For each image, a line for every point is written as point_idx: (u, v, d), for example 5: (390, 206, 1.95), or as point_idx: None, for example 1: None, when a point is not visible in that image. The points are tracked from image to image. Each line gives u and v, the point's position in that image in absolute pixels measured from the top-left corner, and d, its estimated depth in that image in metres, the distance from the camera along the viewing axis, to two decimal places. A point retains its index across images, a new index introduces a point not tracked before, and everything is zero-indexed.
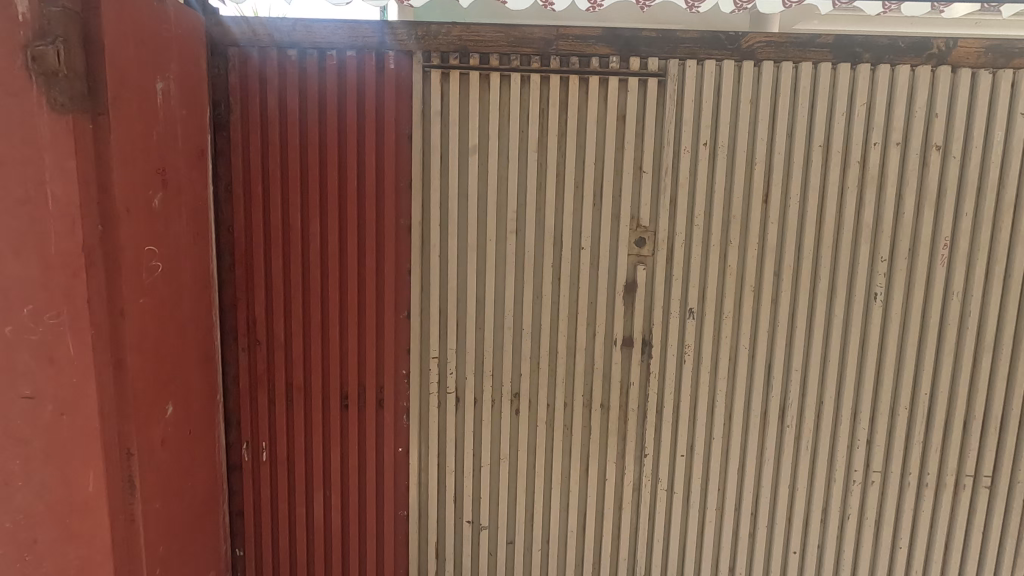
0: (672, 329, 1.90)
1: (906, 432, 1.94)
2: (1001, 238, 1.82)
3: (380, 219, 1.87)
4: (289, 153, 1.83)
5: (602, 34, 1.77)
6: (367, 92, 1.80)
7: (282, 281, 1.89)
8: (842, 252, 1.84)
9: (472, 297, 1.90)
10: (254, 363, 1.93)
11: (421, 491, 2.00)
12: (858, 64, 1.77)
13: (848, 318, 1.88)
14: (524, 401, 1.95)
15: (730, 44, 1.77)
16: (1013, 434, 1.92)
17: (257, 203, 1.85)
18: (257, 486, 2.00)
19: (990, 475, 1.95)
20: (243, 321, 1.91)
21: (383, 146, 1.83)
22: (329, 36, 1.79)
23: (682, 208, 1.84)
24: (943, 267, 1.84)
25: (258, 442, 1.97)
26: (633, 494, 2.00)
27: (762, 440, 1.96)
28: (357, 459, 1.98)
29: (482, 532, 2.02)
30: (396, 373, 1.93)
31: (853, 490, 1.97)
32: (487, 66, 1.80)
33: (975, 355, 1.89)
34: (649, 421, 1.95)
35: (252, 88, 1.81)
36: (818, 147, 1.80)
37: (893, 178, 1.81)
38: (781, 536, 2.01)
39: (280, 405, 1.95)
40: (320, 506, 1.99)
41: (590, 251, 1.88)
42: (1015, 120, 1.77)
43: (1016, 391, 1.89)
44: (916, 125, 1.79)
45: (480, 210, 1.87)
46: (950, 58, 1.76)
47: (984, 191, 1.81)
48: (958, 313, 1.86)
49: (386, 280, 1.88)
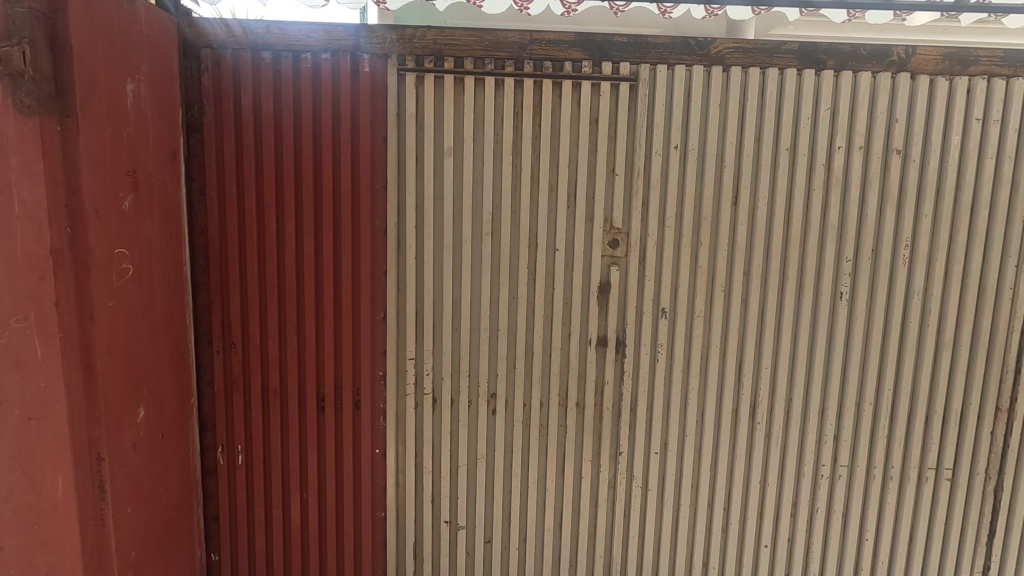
0: (645, 328, 1.93)
1: (871, 427, 2.00)
2: (959, 239, 1.89)
3: (356, 221, 1.87)
4: (264, 156, 1.82)
5: (576, 39, 1.80)
6: (342, 95, 1.81)
7: (258, 284, 1.88)
8: (809, 253, 1.89)
9: (448, 298, 1.91)
10: (229, 366, 1.92)
11: (399, 491, 2.01)
12: (822, 70, 1.82)
13: (815, 315, 1.93)
14: (500, 401, 1.98)
15: (699, 50, 1.81)
16: (972, 428, 1.99)
17: (231, 204, 1.84)
18: (232, 490, 1.99)
19: (951, 468, 2.01)
20: (218, 324, 1.90)
21: (358, 149, 1.84)
22: (304, 39, 1.79)
23: (654, 210, 1.88)
24: (904, 267, 1.90)
25: (234, 445, 1.96)
26: (607, 492, 2.03)
27: (734, 436, 2.01)
28: (333, 460, 1.98)
29: (460, 532, 2.04)
30: (372, 374, 1.94)
31: (821, 483, 2.03)
32: (461, 69, 1.81)
33: (936, 352, 1.95)
34: (623, 419, 1.98)
35: (225, 90, 1.80)
36: (785, 150, 1.86)
37: (857, 181, 1.87)
38: (752, 531, 2.06)
39: (256, 408, 1.94)
40: (297, 509, 1.99)
41: (565, 252, 1.90)
42: (971, 125, 1.84)
43: (973, 386, 1.96)
44: (878, 129, 1.85)
45: (456, 211, 1.89)
46: (910, 65, 1.81)
47: (942, 192, 1.88)
48: (919, 312, 1.93)
49: (362, 282, 1.89)
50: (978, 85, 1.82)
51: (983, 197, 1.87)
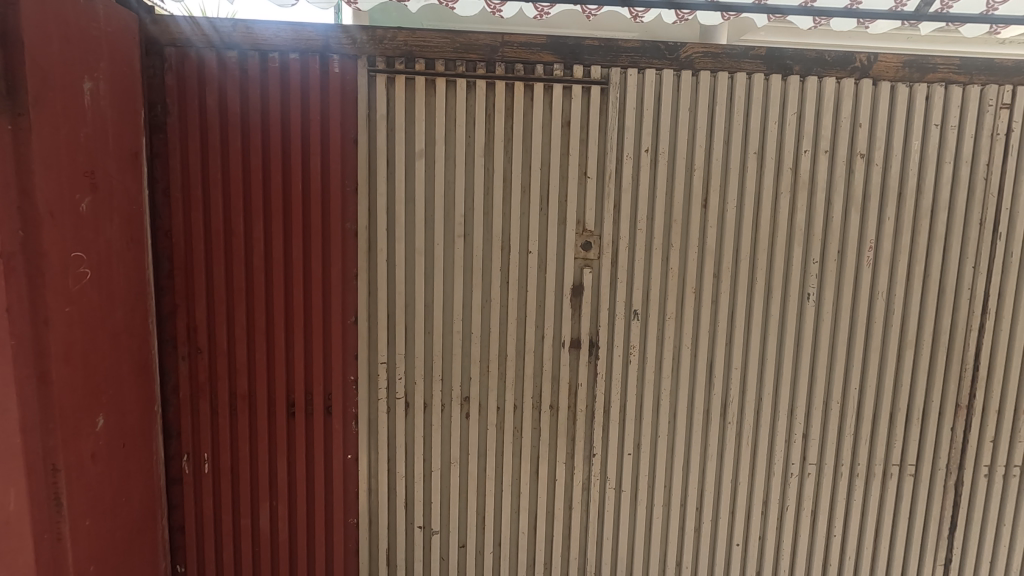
0: (618, 330, 1.94)
1: (838, 425, 2.04)
2: (920, 240, 1.94)
3: (326, 224, 1.85)
4: (231, 156, 1.79)
5: (547, 43, 1.81)
6: (311, 96, 1.78)
7: (225, 288, 1.84)
8: (777, 254, 1.93)
9: (420, 302, 1.89)
10: (195, 371, 1.87)
11: (372, 498, 1.98)
12: (789, 76, 1.86)
13: (784, 315, 1.97)
14: (474, 404, 1.96)
15: (669, 54, 1.83)
16: (933, 425, 2.04)
17: (197, 207, 1.80)
18: (199, 499, 1.93)
19: (914, 464, 2.07)
20: (182, 328, 1.85)
21: (328, 150, 1.81)
22: (272, 38, 1.76)
23: (626, 212, 1.89)
24: (869, 268, 1.95)
25: (200, 453, 1.91)
26: (581, 494, 2.03)
27: (706, 435, 2.03)
28: (304, 467, 1.94)
29: (434, 537, 2.02)
30: (344, 379, 1.91)
31: (791, 481, 2.06)
32: (432, 71, 1.80)
33: (899, 350, 2.00)
34: (596, 421, 1.98)
35: (190, 89, 1.76)
36: (753, 154, 1.89)
37: (823, 184, 1.91)
38: (724, 529, 2.08)
39: (223, 415, 1.89)
40: (266, 518, 1.95)
41: (538, 255, 1.90)
42: (930, 131, 1.90)
43: (935, 384, 2.02)
44: (842, 135, 1.89)
45: (427, 211, 1.87)
46: (872, 72, 1.86)
47: (904, 195, 1.93)
48: (883, 312, 1.97)
49: (333, 285, 1.86)
50: (936, 92, 1.88)
51: (942, 201, 1.93)
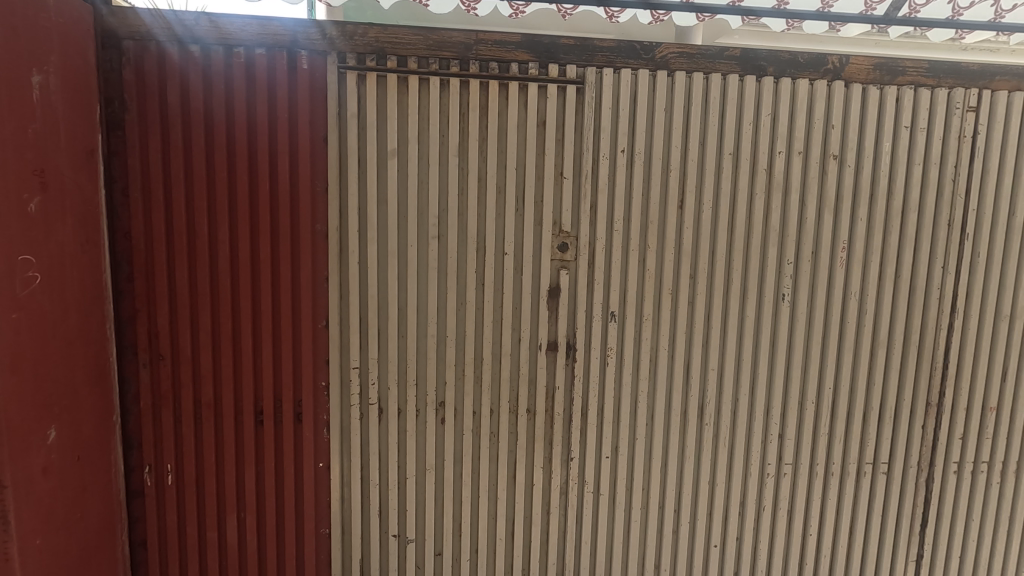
0: (596, 332, 1.92)
1: (813, 425, 2.05)
2: (891, 241, 1.96)
3: (296, 225, 1.79)
4: (194, 155, 1.72)
5: (522, 41, 1.78)
6: (278, 93, 1.72)
7: (189, 292, 1.77)
8: (752, 255, 1.93)
9: (393, 305, 1.85)
10: (157, 379, 1.79)
11: (345, 507, 1.93)
12: (763, 77, 1.86)
13: (760, 316, 1.97)
14: (449, 409, 1.92)
15: (644, 54, 1.82)
16: (905, 423, 2.07)
17: (158, 208, 1.72)
18: (162, 512, 1.85)
19: (887, 462, 2.09)
20: (144, 334, 1.77)
21: (297, 149, 1.76)
22: (237, 32, 1.69)
23: (602, 214, 1.87)
24: (842, 269, 1.97)
25: (163, 465, 1.83)
26: (559, 499, 2.01)
27: (683, 437, 2.02)
28: (274, 476, 1.88)
29: (410, 545, 1.97)
30: (315, 386, 1.85)
31: (767, 482, 2.07)
32: (405, 69, 1.76)
33: (872, 349, 2.02)
34: (574, 425, 1.96)
35: (149, 84, 1.68)
36: (727, 155, 1.88)
37: (797, 185, 1.92)
38: (702, 531, 2.08)
39: (188, 424, 1.82)
40: (233, 530, 1.88)
41: (514, 256, 1.87)
42: (900, 133, 1.92)
43: (906, 383, 2.04)
44: (816, 136, 1.90)
45: (400, 211, 1.83)
46: (844, 74, 1.88)
47: (876, 197, 1.95)
48: (856, 313, 1.99)
49: (303, 289, 1.80)
50: (905, 95, 1.90)
51: (912, 201, 1.95)
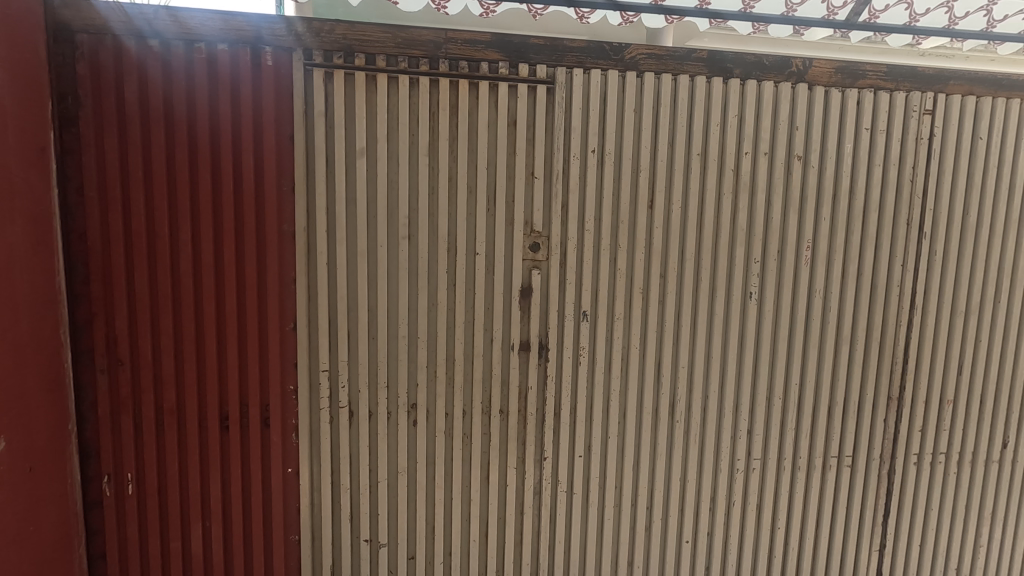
0: (568, 331, 1.92)
1: (780, 420, 2.09)
2: (853, 241, 2.01)
3: (261, 226, 1.75)
4: (153, 153, 1.66)
5: (492, 40, 1.77)
6: (242, 90, 1.68)
7: (149, 295, 1.72)
8: (720, 255, 1.96)
9: (363, 306, 1.82)
10: (116, 385, 1.73)
11: (315, 512, 1.89)
12: (729, 79, 1.89)
13: (728, 315, 2.00)
14: (421, 411, 1.90)
15: (614, 55, 1.83)
16: (867, 417, 2.13)
17: (116, 208, 1.66)
18: (122, 523, 1.79)
19: (851, 455, 2.15)
20: (101, 339, 1.70)
21: (262, 148, 1.71)
22: (199, 27, 1.64)
23: (573, 213, 1.88)
24: (807, 267, 2.01)
25: (123, 474, 1.76)
26: (533, 498, 2.01)
27: (655, 435, 2.04)
28: (241, 483, 1.83)
29: (382, 550, 1.94)
30: (283, 389, 1.81)
31: (737, 478, 2.10)
32: (373, 66, 1.73)
33: (836, 345, 2.07)
34: (547, 424, 1.96)
35: (105, 79, 1.62)
36: (696, 155, 1.91)
37: (763, 185, 1.95)
38: (674, 527, 2.10)
39: (149, 431, 1.76)
40: (198, 539, 1.83)
41: (485, 256, 1.86)
42: (861, 135, 1.97)
43: (868, 378, 2.10)
44: (781, 137, 1.94)
45: (370, 211, 1.80)
46: (807, 77, 1.93)
47: (838, 197, 1.99)
48: (821, 309, 2.04)
49: (269, 290, 1.76)
50: (866, 98, 1.96)
51: (873, 201, 2.01)
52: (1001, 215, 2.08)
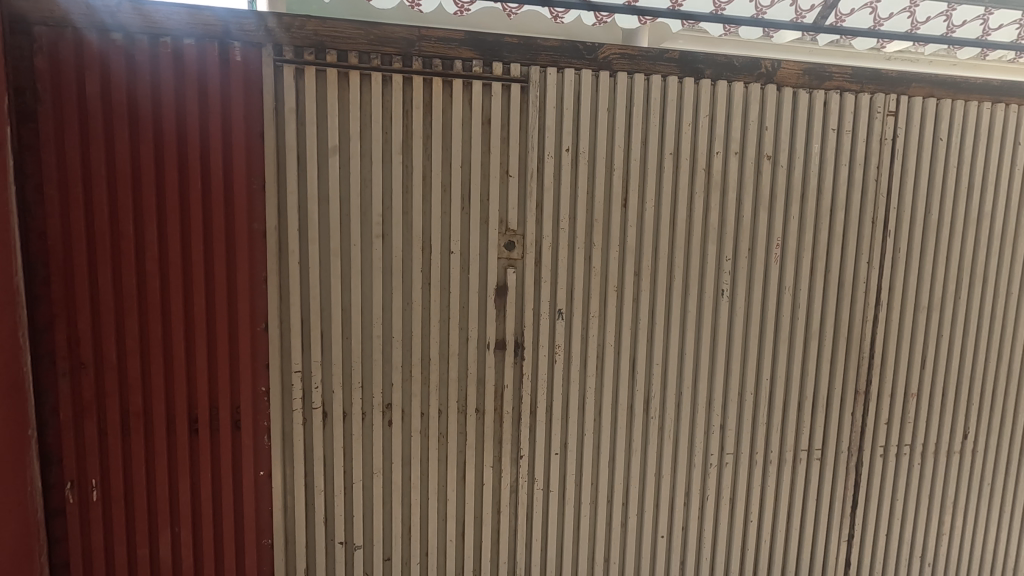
0: (543, 330, 1.93)
1: (752, 415, 2.13)
2: (821, 238, 2.06)
3: (231, 224, 1.71)
4: (117, 150, 1.62)
5: (466, 38, 1.77)
6: (210, 85, 1.64)
7: (113, 295, 1.67)
8: (693, 253, 1.99)
9: (337, 306, 1.79)
10: (79, 388, 1.68)
11: (288, 515, 1.87)
12: (701, 79, 1.92)
13: (700, 313, 2.03)
14: (397, 411, 1.89)
15: (587, 54, 1.84)
16: (835, 411, 2.18)
17: (77, 207, 1.61)
18: (87, 531, 1.74)
19: (820, 448, 2.20)
20: (63, 342, 1.65)
21: (231, 145, 1.68)
22: (165, 21, 1.60)
23: (548, 212, 1.88)
24: (777, 265, 2.05)
25: (87, 480, 1.71)
26: (510, 497, 2.01)
27: (630, 432, 2.06)
28: (211, 487, 1.79)
29: (357, 552, 1.92)
30: (254, 391, 1.78)
31: (710, 472, 2.13)
32: (345, 63, 1.71)
33: (805, 341, 2.12)
34: (523, 423, 1.97)
35: (66, 73, 1.57)
36: (668, 155, 1.93)
37: (734, 185, 1.99)
38: (650, 523, 2.12)
39: (114, 436, 1.71)
40: (167, 546, 1.78)
41: (460, 255, 1.86)
42: (827, 135, 2.02)
43: (836, 372, 2.15)
44: (751, 137, 1.97)
45: (343, 209, 1.78)
46: (776, 78, 1.97)
47: (806, 196, 2.04)
48: (790, 306, 2.08)
49: (240, 290, 1.73)
50: (832, 99, 2.00)
51: (840, 200, 2.06)
52: (960, 214, 2.15)
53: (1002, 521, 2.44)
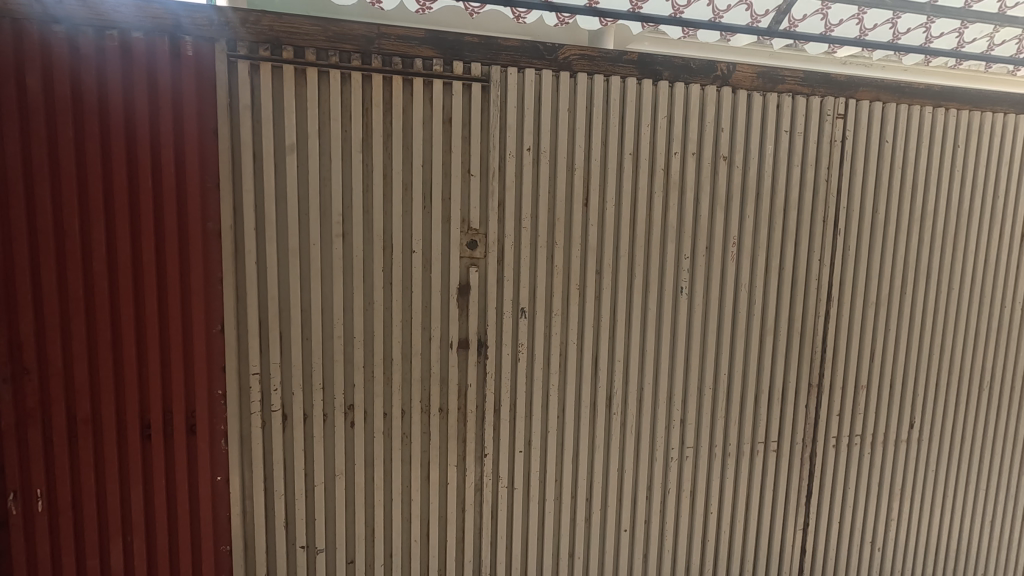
0: (506, 328, 1.94)
1: (711, 410, 2.18)
2: (775, 237, 2.12)
3: (184, 224, 1.67)
4: (61, 147, 1.56)
5: (426, 37, 1.76)
6: (160, 81, 1.60)
7: (58, 297, 1.61)
8: (653, 251, 2.03)
9: (296, 306, 1.77)
10: (22, 394, 1.61)
11: (247, 520, 1.83)
12: (659, 81, 1.96)
13: (661, 311, 2.07)
14: (359, 412, 1.87)
15: (548, 54, 1.86)
16: (790, 404, 2.25)
17: (18, 205, 1.55)
18: (31, 543, 1.67)
19: (776, 440, 2.26)
20: (3, 347, 1.58)
21: (183, 142, 1.64)
22: (111, 14, 1.55)
23: (510, 211, 1.89)
24: (733, 262, 2.11)
25: (31, 490, 1.65)
26: (474, 496, 2.01)
27: (593, 428, 2.09)
28: (165, 494, 1.74)
29: (319, 556, 1.89)
30: (210, 395, 1.74)
31: (671, 466, 2.18)
32: (302, 60, 1.68)
33: (761, 335, 2.18)
34: (487, 421, 1.97)
35: (3, 66, 1.51)
36: (628, 155, 1.96)
37: (691, 185, 2.03)
38: (613, 517, 2.16)
39: (61, 444, 1.65)
40: (118, 556, 1.73)
41: (422, 254, 1.85)
42: (781, 137, 2.08)
43: (790, 365, 2.22)
44: (707, 138, 2.02)
45: (301, 208, 1.75)
46: (731, 80, 2.02)
47: (760, 196, 2.10)
48: (746, 302, 2.14)
49: (194, 291, 1.68)
50: (785, 102, 2.07)
51: (793, 199, 2.13)
52: (905, 213, 2.25)
53: (948, 507, 2.56)
